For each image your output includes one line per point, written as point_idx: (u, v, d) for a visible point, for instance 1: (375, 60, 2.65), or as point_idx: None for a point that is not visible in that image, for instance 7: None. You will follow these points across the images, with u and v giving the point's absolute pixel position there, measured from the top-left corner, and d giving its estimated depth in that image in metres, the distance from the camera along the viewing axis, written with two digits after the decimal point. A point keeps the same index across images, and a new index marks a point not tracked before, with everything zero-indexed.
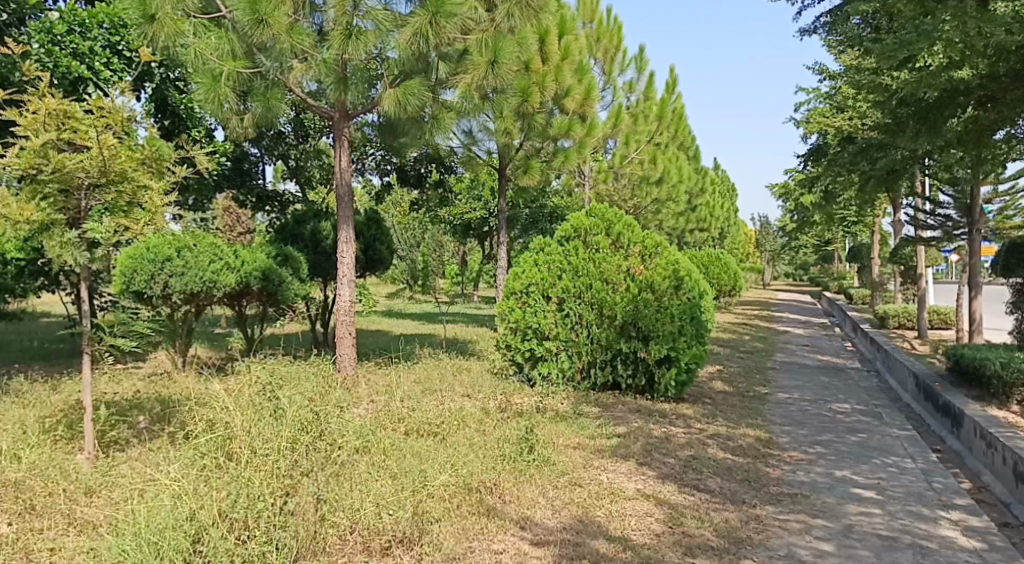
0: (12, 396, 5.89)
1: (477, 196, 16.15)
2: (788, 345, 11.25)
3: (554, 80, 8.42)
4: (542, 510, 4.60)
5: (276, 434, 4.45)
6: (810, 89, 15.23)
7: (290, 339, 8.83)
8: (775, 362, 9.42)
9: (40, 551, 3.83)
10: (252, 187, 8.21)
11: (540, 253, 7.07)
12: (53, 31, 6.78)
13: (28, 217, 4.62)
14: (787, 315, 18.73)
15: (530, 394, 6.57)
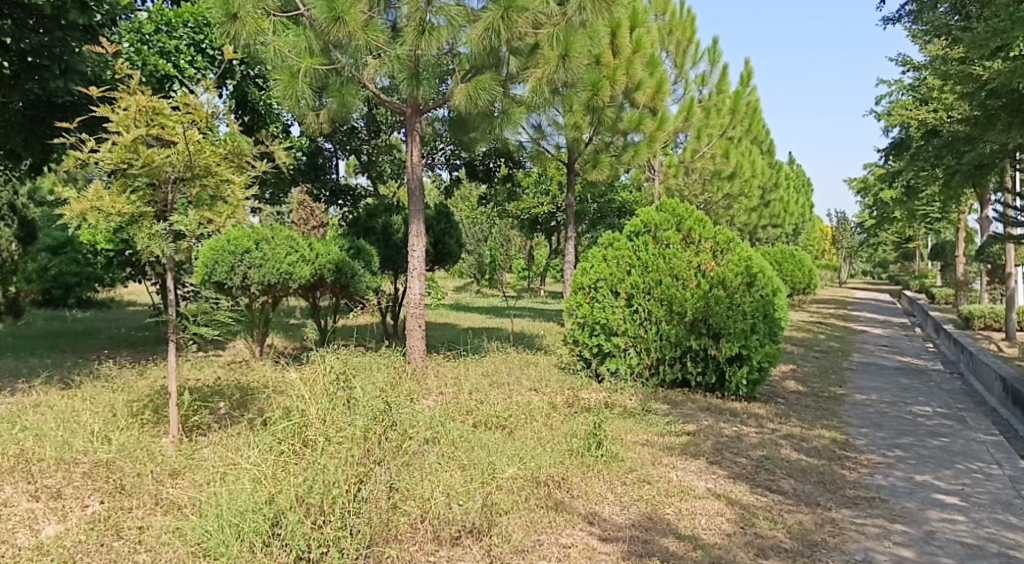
0: (102, 380, 6.20)
1: (545, 191, 16.06)
2: (865, 346, 10.88)
3: (625, 74, 8.28)
4: (611, 505, 4.58)
5: (350, 424, 4.47)
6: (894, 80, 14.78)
7: (363, 331, 9.02)
8: (851, 362, 9.15)
9: (130, 529, 4.01)
10: (325, 180, 8.35)
11: (609, 249, 7.02)
12: (142, 31, 7.09)
13: (119, 210, 4.83)
14: (867, 315, 17.89)
15: (598, 390, 6.55)
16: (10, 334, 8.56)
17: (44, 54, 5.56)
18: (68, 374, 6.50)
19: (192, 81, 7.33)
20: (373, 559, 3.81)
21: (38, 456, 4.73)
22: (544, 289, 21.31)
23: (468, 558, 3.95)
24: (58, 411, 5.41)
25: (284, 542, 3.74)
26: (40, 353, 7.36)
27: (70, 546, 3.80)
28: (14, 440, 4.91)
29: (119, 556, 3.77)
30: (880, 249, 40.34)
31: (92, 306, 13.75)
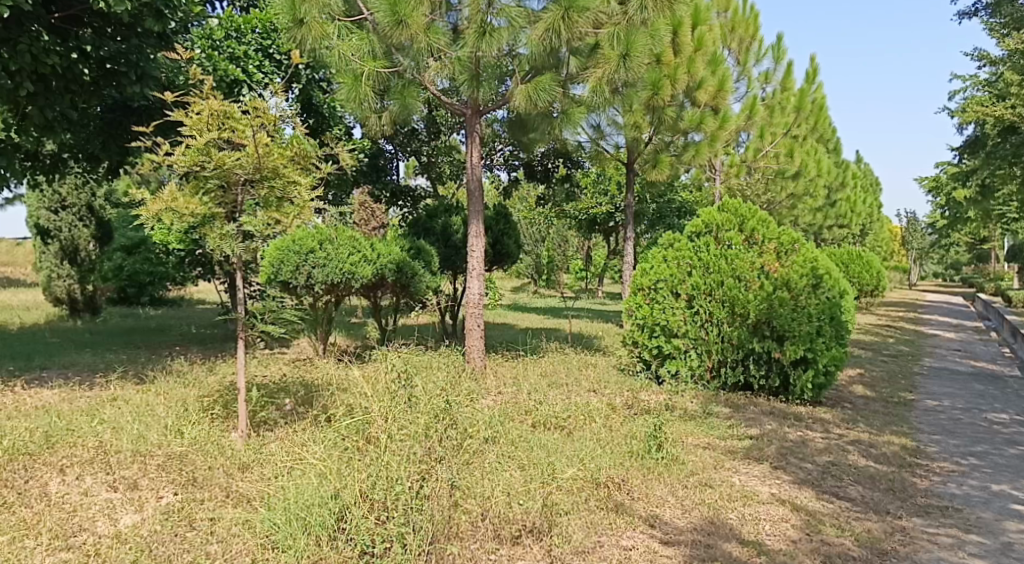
0: (175, 375, 6.44)
1: (604, 191, 15.97)
2: (938, 350, 10.51)
3: (685, 73, 8.42)
4: (672, 509, 4.53)
5: (412, 421, 4.35)
6: (969, 76, 14.37)
7: (424, 331, 9.13)
8: (923, 367, 8.87)
9: (203, 520, 4.13)
10: (387, 182, 8.48)
11: (669, 250, 6.98)
12: (213, 37, 7.32)
13: (192, 211, 5.00)
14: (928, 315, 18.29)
15: (658, 392, 6.50)
16: (88, 330, 8.95)
17: (121, 61, 5.76)
18: (143, 369, 6.74)
19: (260, 85, 7.47)
20: (435, 556, 3.86)
21: (116, 448, 4.91)
22: (603, 290, 21.25)
23: (529, 557, 3.97)
24: (134, 405, 5.63)
25: (349, 537, 3.82)
26: (115, 349, 7.65)
27: (146, 535, 3.93)
28: (94, 432, 5.12)
29: (193, 546, 3.88)
30: (948, 249, 38.88)
31: (164, 303, 14.16)
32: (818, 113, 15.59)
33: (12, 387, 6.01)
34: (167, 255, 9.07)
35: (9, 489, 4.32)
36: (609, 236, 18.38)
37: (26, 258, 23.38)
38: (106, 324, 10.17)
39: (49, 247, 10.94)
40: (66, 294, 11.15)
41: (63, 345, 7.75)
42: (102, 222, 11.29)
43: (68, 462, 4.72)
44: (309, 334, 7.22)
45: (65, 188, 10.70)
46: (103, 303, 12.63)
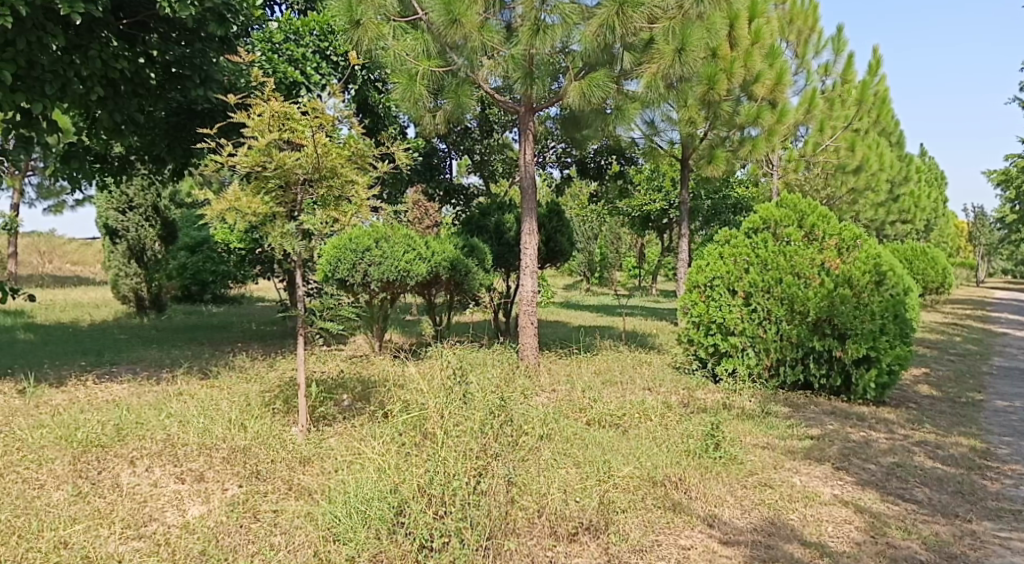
0: (238, 371, 6.63)
1: (658, 187, 15.74)
2: (1007, 350, 10.12)
3: (743, 67, 8.32)
4: (731, 508, 4.47)
5: (468, 417, 4.35)
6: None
7: (478, 327, 9.20)
8: (994, 367, 8.57)
9: (266, 512, 4.23)
10: (440, 180, 8.55)
11: (725, 247, 6.93)
12: (273, 40, 7.47)
13: (255, 210, 5.12)
14: (1002, 315, 17.08)
15: (715, 390, 6.41)
16: (154, 327, 9.20)
17: (186, 64, 5.97)
18: (206, 365, 6.94)
19: (318, 87, 7.61)
20: (493, 551, 3.85)
21: (183, 441, 5.04)
22: (657, 289, 21.17)
23: (588, 555, 3.96)
24: (199, 400, 5.79)
25: (408, 531, 3.86)
26: (180, 345, 7.87)
27: (212, 527, 4.03)
28: (162, 425, 5.28)
29: (258, 537, 3.97)
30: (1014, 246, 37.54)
31: (225, 300, 14.48)
32: (880, 106, 15.28)
33: (85, 381, 6.25)
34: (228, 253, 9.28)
35: (85, 479, 4.49)
36: (662, 234, 18.23)
37: (94, 257, 24.19)
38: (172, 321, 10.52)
39: (117, 246, 11.31)
40: (133, 292, 11.59)
41: (131, 342, 7.98)
42: (167, 222, 11.54)
43: (138, 454, 4.88)
44: (365, 330, 7.34)
45: (132, 189, 10.95)
46: (168, 301, 13.02)
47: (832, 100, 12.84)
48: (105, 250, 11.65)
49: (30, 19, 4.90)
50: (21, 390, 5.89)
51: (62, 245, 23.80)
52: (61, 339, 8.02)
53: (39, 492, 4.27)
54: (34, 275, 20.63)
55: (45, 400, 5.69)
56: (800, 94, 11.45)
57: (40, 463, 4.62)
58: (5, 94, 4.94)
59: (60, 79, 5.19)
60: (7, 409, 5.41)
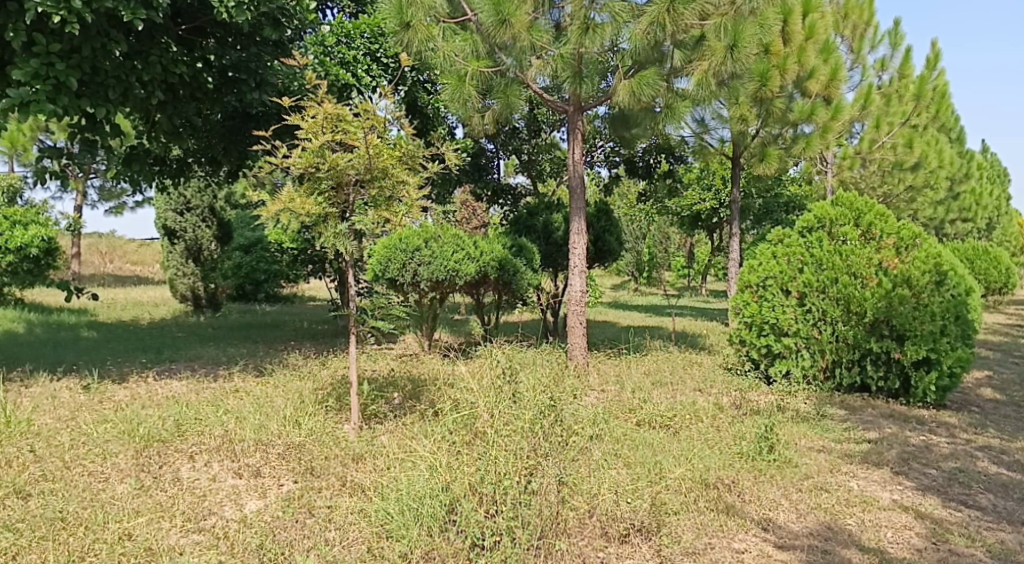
0: (292, 369, 6.76)
1: (708, 186, 15.54)
2: None
3: (796, 62, 8.23)
4: (786, 512, 4.40)
5: (517, 416, 4.32)
6: None
7: (526, 327, 9.23)
8: None
9: (321, 508, 4.28)
10: (488, 181, 8.62)
11: (778, 246, 6.83)
12: (325, 43, 7.58)
13: (309, 211, 5.19)
14: None
15: (768, 392, 6.31)
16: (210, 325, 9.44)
17: (242, 69, 6.11)
18: (261, 363, 7.08)
19: (368, 89, 7.73)
20: (544, 551, 3.85)
21: (240, 437, 5.15)
22: (705, 289, 20.97)
23: (639, 557, 3.93)
24: (255, 397, 5.91)
25: (459, 529, 3.90)
26: (235, 343, 8.04)
27: (269, 521, 4.10)
28: (219, 421, 5.40)
29: (313, 532, 4.02)
30: None
31: (278, 299, 14.73)
32: (939, 101, 14.84)
33: (145, 378, 6.44)
34: (283, 253, 9.60)
35: (146, 473, 4.60)
36: (710, 234, 17.99)
37: (152, 256, 24.90)
38: (224, 319, 10.77)
39: (175, 247, 11.61)
40: (190, 291, 11.82)
41: (189, 340, 8.21)
42: (222, 222, 11.84)
43: (197, 449, 4.99)
44: (414, 329, 7.42)
45: (189, 190, 11.32)
46: (225, 299, 13.35)
47: (888, 96, 12.63)
48: (163, 251, 11.96)
49: (95, 26, 5.06)
50: (86, 386, 6.08)
51: (120, 245, 24.50)
52: (123, 336, 8.29)
53: (104, 485, 4.39)
54: (97, 274, 21.33)
55: (108, 396, 5.86)
56: (855, 90, 11.22)
57: (104, 457, 4.76)
58: (71, 100, 5.05)
59: (122, 84, 5.38)
60: (72, 404, 5.60)
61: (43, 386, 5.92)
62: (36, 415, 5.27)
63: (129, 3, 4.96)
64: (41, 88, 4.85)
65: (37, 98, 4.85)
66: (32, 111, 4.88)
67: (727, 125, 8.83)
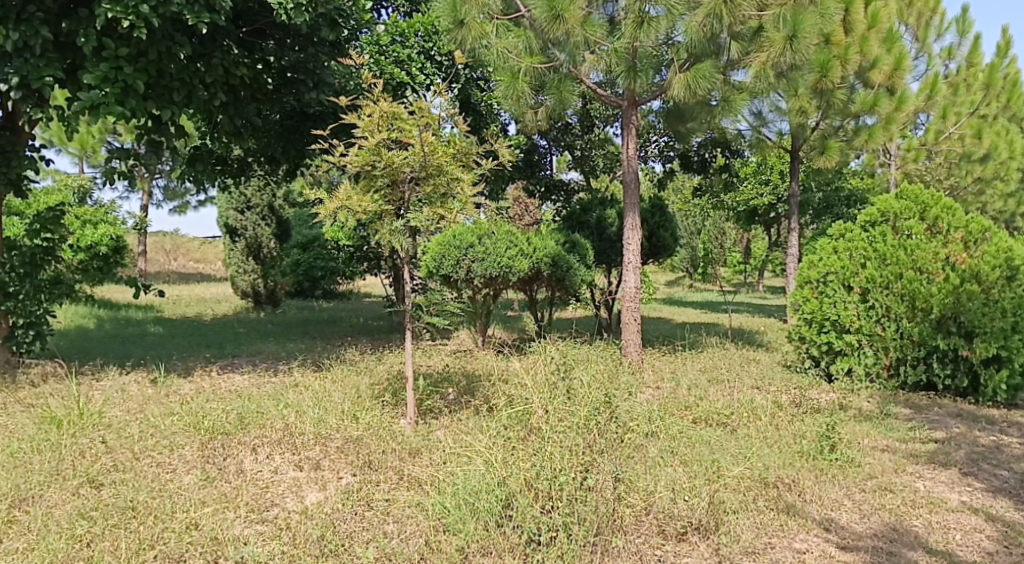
0: (349, 363, 6.89)
1: (766, 181, 15.22)
2: None
3: (858, 52, 8.07)
4: (849, 513, 4.30)
5: (572, 414, 4.36)
6: None
7: (578, 323, 9.23)
8: None
9: (379, 500, 4.33)
10: (540, 177, 8.65)
11: (840, 240, 6.74)
12: (381, 42, 7.65)
13: (365, 208, 5.26)
14: None
15: (829, 390, 6.20)
16: (270, 321, 9.70)
17: (301, 69, 6.20)
18: (319, 358, 7.23)
19: (422, 87, 7.75)
20: (601, 548, 3.82)
21: (301, 430, 5.26)
22: (762, 285, 20.68)
23: (697, 555, 3.88)
24: (314, 391, 6.03)
25: (515, 524, 3.91)
26: (294, 339, 8.23)
27: (330, 513, 4.16)
28: (280, 415, 5.53)
29: (372, 525, 4.08)
30: None
31: (336, 295, 15.00)
32: (1010, 90, 14.30)
33: (209, 372, 6.62)
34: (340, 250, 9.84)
35: (211, 465, 4.73)
36: (767, 229, 17.66)
37: (213, 253, 25.62)
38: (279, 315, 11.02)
39: (236, 244, 12.01)
40: (250, 288, 12.17)
41: (249, 335, 8.42)
42: (282, 220, 12.13)
43: (259, 442, 5.11)
44: (468, 325, 7.48)
45: (249, 190, 11.69)
46: (283, 296, 13.67)
47: (954, 86, 12.40)
48: (225, 249, 12.37)
49: (160, 30, 5.23)
50: (154, 379, 6.29)
51: (184, 243, 25.16)
52: (187, 332, 8.53)
53: (171, 476, 4.53)
54: (163, 271, 22.07)
55: (174, 389, 6.04)
56: (920, 79, 10.95)
57: (172, 448, 4.90)
58: (138, 102, 5.22)
59: (186, 86, 5.51)
60: (141, 397, 5.79)
61: (114, 379, 6.14)
62: (107, 407, 5.46)
63: (193, 7, 5.09)
64: (111, 91, 5.02)
65: (107, 101, 5.03)
66: (102, 113, 5.06)
67: (785, 117, 8.92)
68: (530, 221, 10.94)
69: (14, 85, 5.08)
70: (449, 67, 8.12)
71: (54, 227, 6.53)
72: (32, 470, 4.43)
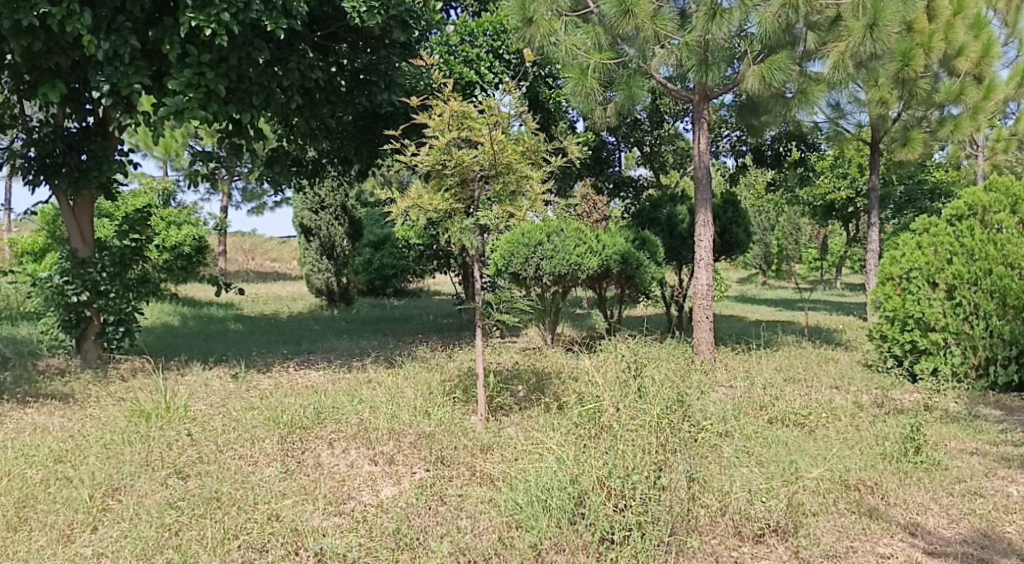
0: (420, 360, 7.00)
1: (843, 174, 14.90)
2: None
3: (943, 39, 7.76)
4: (936, 518, 4.14)
5: (645, 411, 4.36)
6: None
7: (648, 322, 9.18)
8: None
9: (452, 496, 4.36)
10: (609, 174, 8.62)
11: (924, 235, 6.53)
12: (450, 43, 7.75)
13: (436, 207, 5.28)
14: None
15: (913, 390, 6.01)
16: (345, 319, 9.84)
17: (373, 71, 6.38)
18: (392, 354, 7.37)
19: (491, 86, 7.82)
20: (676, 548, 3.74)
21: (375, 426, 5.36)
22: (840, 284, 20.01)
23: (775, 557, 3.77)
24: (387, 387, 6.15)
25: (589, 522, 3.85)
26: (367, 336, 8.41)
27: (404, 507, 4.20)
28: (355, 411, 5.65)
29: (445, 519, 4.08)
30: None
31: (405, 294, 15.24)
32: None
33: (287, 368, 6.83)
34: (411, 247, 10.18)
35: (291, 458, 4.86)
36: (846, 225, 17.10)
37: (288, 253, 26.24)
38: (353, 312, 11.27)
39: (311, 244, 12.30)
40: (324, 286, 12.46)
41: (325, 332, 8.64)
42: (354, 220, 12.50)
43: (336, 436, 5.22)
44: (536, 323, 7.51)
45: (323, 190, 12.02)
46: (355, 295, 13.99)
47: None
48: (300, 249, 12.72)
49: (241, 36, 5.40)
50: (235, 374, 6.51)
51: (262, 243, 26.07)
52: (265, 329, 8.81)
53: (253, 468, 4.66)
54: (239, 272, 22.73)
55: (254, 384, 6.24)
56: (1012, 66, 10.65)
57: (253, 441, 5.06)
58: (220, 106, 5.42)
59: (265, 90, 5.68)
60: (223, 392, 6.01)
61: (197, 374, 6.39)
62: (191, 401, 5.68)
63: (271, 13, 5.25)
64: (194, 96, 5.23)
65: (191, 106, 5.23)
66: (186, 118, 5.28)
67: (865, 108, 8.71)
68: (598, 218, 11.13)
69: (105, 93, 5.32)
70: (517, 66, 8.14)
71: (141, 228, 6.80)
72: (123, 460, 4.62)
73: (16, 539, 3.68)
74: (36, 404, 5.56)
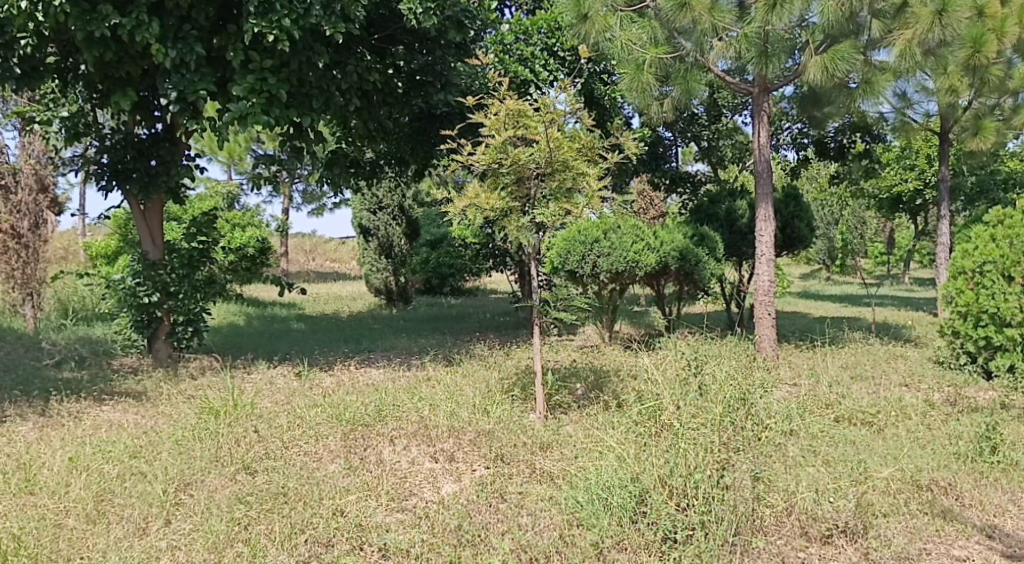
0: (479, 358, 7.06)
1: (910, 166, 14.53)
2: None
3: (1018, 23, 7.36)
4: (1014, 520, 4.00)
5: (708, 410, 4.23)
6: None
7: (706, 319, 9.07)
8: None
9: (513, 493, 4.38)
10: (666, 169, 8.54)
11: (999, 227, 6.22)
12: (505, 41, 7.84)
13: (493, 205, 5.30)
14: None
15: (988, 388, 5.82)
16: (404, 319, 9.90)
17: (429, 71, 6.49)
18: (450, 352, 7.44)
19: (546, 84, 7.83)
20: (740, 548, 3.64)
21: (436, 423, 5.41)
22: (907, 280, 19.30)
23: (845, 558, 3.67)
24: (447, 385, 6.21)
25: (651, 520, 3.81)
26: (425, 335, 8.49)
27: (465, 504, 4.23)
28: (416, 408, 5.73)
29: (507, 517, 4.09)
30: None
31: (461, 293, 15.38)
32: None
33: (348, 366, 6.96)
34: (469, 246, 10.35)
35: (353, 454, 4.93)
36: (914, 217, 16.54)
37: (346, 253, 26.69)
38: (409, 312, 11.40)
39: (370, 244, 12.57)
40: (384, 285, 12.71)
41: (384, 331, 8.76)
42: (411, 220, 12.63)
43: (397, 433, 5.29)
44: (594, 321, 7.52)
45: (382, 191, 12.16)
46: (412, 295, 14.17)
47: None
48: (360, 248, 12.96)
49: (301, 41, 5.50)
50: (298, 373, 6.66)
51: (322, 244, 26.61)
52: (326, 328, 9.01)
53: (318, 464, 4.76)
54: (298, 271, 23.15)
55: (317, 382, 6.36)
56: None
57: (317, 438, 5.16)
58: (281, 110, 5.52)
59: (324, 93, 5.82)
60: (288, 390, 6.16)
61: (263, 372, 6.57)
62: (258, 399, 5.83)
63: (330, 18, 5.36)
64: (257, 101, 5.35)
65: (254, 110, 5.36)
66: (250, 122, 5.41)
67: (933, 97, 8.51)
68: (654, 215, 11.19)
69: (172, 99, 5.48)
70: (572, 63, 8.13)
71: (208, 231, 6.97)
72: (195, 455, 4.76)
73: (95, 531, 3.83)
74: (110, 402, 5.79)
